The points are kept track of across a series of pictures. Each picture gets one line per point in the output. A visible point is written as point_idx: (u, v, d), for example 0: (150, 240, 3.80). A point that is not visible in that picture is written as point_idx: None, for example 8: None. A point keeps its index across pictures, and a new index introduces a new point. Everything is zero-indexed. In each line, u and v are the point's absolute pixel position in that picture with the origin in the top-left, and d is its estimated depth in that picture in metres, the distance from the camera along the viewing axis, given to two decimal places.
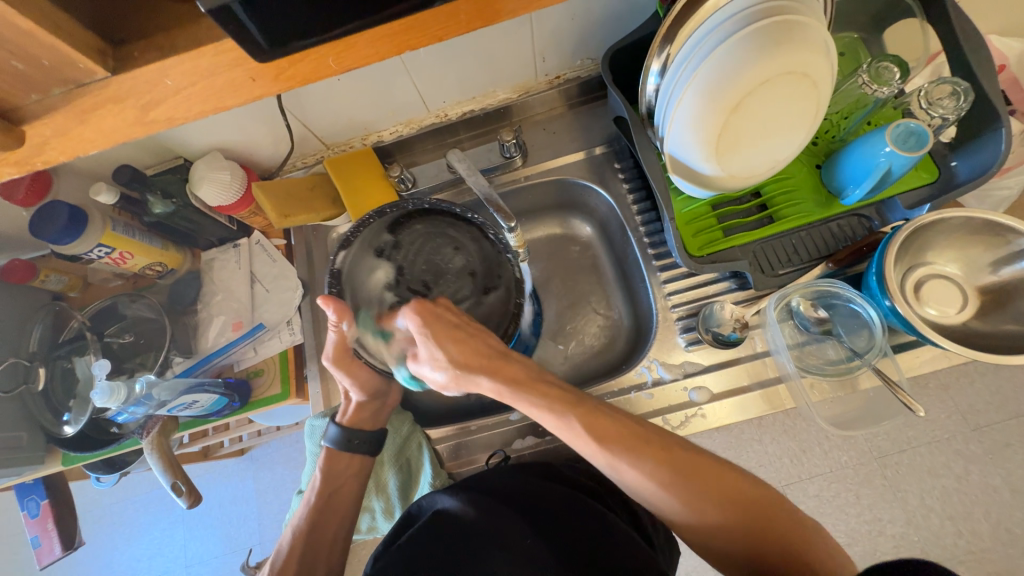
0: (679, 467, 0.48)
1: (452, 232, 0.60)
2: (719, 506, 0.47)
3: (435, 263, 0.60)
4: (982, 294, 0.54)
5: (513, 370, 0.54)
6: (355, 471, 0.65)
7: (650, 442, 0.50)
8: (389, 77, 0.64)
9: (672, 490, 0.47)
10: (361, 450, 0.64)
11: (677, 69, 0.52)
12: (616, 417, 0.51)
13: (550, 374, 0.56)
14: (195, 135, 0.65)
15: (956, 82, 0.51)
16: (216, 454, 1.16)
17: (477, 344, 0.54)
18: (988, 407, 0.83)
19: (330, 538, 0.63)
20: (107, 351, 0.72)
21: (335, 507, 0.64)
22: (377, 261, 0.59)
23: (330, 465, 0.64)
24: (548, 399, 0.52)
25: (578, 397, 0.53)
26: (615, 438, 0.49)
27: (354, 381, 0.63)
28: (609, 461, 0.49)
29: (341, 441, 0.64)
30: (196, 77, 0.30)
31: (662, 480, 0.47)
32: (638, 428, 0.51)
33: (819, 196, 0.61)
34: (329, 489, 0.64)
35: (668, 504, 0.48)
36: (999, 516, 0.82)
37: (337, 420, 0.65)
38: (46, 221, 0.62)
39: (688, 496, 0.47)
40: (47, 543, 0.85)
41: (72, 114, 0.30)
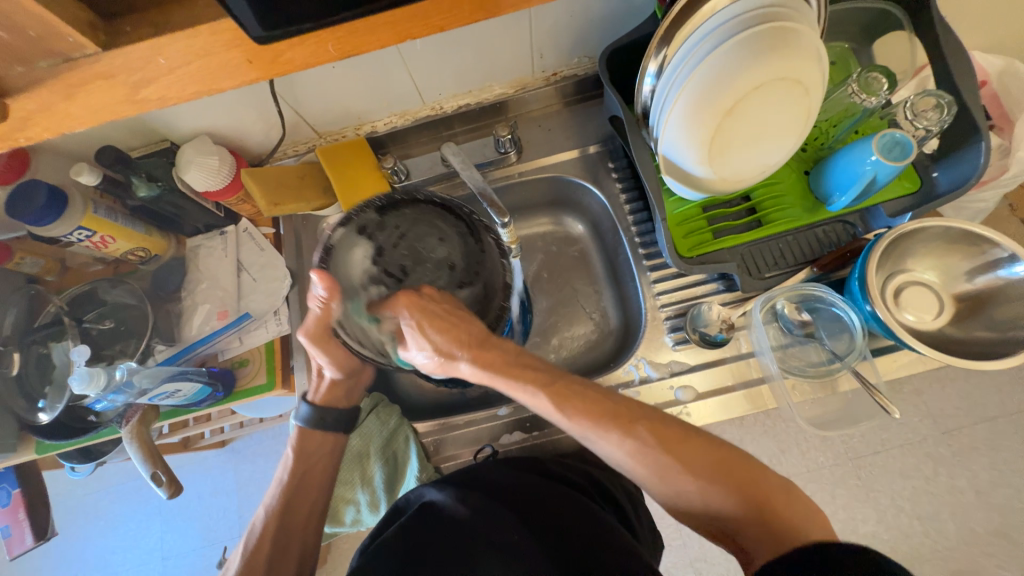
0: (644, 437, 0.48)
1: (442, 220, 0.57)
2: (686, 473, 0.46)
3: (421, 251, 0.57)
4: (959, 301, 0.56)
5: (491, 355, 0.54)
6: (328, 449, 0.65)
7: (617, 412, 0.50)
8: (385, 67, 0.63)
9: (638, 458, 0.48)
10: (336, 429, 0.65)
11: (672, 71, 0.52)
12: (586, 387, 0.53)
13: (528, 355, 0.56)
14: (183, 118, 0.64)
15: (941, 95, 0.52)
16: (196, 445, 1.14)
17: (463, 328, 0.53)
18: (958, 412, 0.87)
19: (305, 513, 0.62)
20: (85, 337, 0.70)
21: (309, 486, 0.63)
22: (363, 242, 0.56)
23: (303, 444, 0.64)
24: (520, 379, 0.53)
25: (552, 374, 0.54)
26: (583, 411, 0.51)
27: (330, 359, 0.61)
28: (584, 431, 0.50)
29: (312, 420, 0.64)
30: (191, 56, 0.29)
31: (629, 450, 0.48)
32: (604, 401, 0.51)
33: (807, 202, 0.62)
34: (300, 469, 0.63)
35: (638, 473, 0.48)
36: (966, 517, 0.85)
37: (308, 399, 0.65)
38: (23, 200, 0.60)
39: (655, 465, 0.47)
40: (18, 533, 0.83)
41: (59, 88, 0.29)
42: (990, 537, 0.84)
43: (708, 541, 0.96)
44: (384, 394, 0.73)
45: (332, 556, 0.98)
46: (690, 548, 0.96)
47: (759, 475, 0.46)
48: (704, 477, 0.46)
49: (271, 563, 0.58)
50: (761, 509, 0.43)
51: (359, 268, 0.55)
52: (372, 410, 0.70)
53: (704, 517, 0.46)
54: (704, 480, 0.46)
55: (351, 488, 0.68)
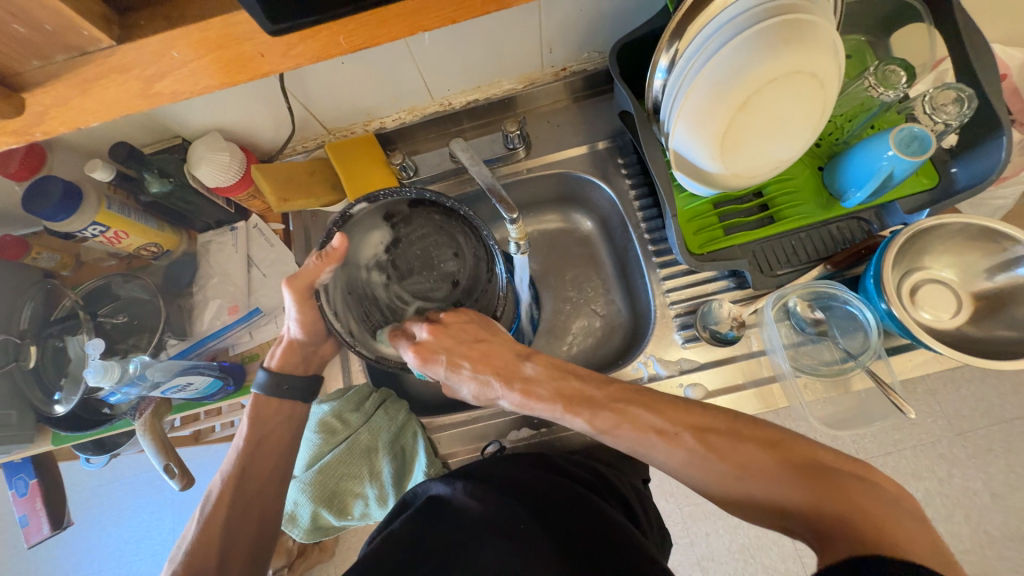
0: (702, 441, 0.45)
1: (465, 238, 0.58)
2: (744, 476, 0.43)
3: (432, 260, 0.58)
4: (977, 300, 0.55)
5: (536, 387, 0.52)
6: (289, 419, 0.64)
7: (675, 417, 0.47)
8: (394, 62, 0.63)
9: (693, 467, 0.45)
10: (291, 396, 0.63)
11: (684, 64, 0.51)
12: (626, 390, 0.50)
13: (569, 376, 0.52)
14: (195, 114, 0.64)
15: (961, 88, 0.51)
16: (207, 439, 1.16)
17: (496, 351, 0.54)
18: (973, 413, 0.85)
19: (265, 476, 0.61)
20: (100, 331, 0.71)
21: (266, 454, 0.62)
22: (382, 229, 0.57)
23: (258, 413, 0.62)
24: (547, 398, 0.51)
25: (591, 393, 0.50)
26: (621, 423, 0.48)
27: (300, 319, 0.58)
28: (628, 446, 0.48)
29: (268, 386, 0.62)
30: (204, 49, 0.30)
31: (679, 460, 0.45)
32: (655, 407, 0.48)
33: (820, 198, 0.61)
34: (257, 435, 0.61)
35: (693, 480, 0.45)
36: (980, 520, 0.84)
37: (267, 364, 0.63)
38: (39, 196, 0.61)
39: (709, 472, 0.44)
40: (35, 522, 0.85)
41: (73, 82, 0.29)
42: (1006, 540, 0.83)
43: (716, 541, 0.95)
44: (392, 389, 0.73)
45: (340, 550, 0.99)
46: (697, 547, 0.96)
47: (827, 468, 0.41)
48: (780, 472, 0.42)
49: (228, 529, 0.57)
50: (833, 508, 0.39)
51: (368, 253, 0.57)
52: (380, 405, 0.69)
53: (767, 515, 0.42)
54: (767, 480, 0.42)
55: (359, 482, 0.66)
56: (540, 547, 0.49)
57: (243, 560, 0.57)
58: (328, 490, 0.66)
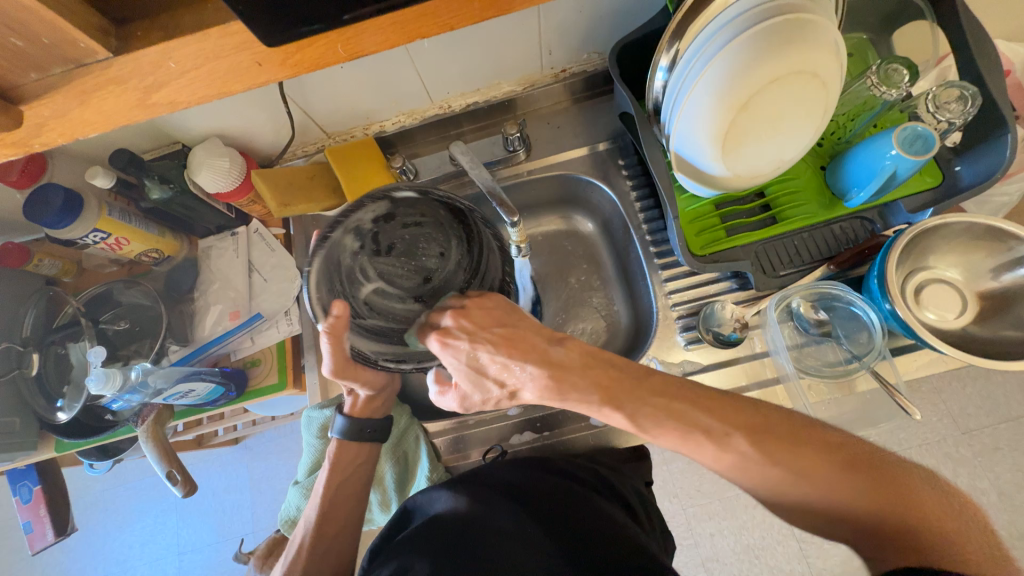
0: (766, 446, 0.42)
1: (457, 244, 0.59)
2: (800, 482, 0.41)
3: (414, 249, 0.59)
4: (982, 300, 0.55)
5: (570, 376, 0.49)
6: (366, 459, 0.64)
7: (736, 420, 0.44)
8: (393, 65, 0.63)
9: (764, 469, 0.42)
10: (373, 440, 0.63)
11: (685, 65, 0.51)
12: (672, 396, 0.47)
13: (603, 366, 0.49)
14: (194, 120, 0.64)
15: (964, 86, 0.51)
16: (210, 442, 1.16)
17: (523, 338, 0.51)
18: (978, 411, 0.85)
19: (341, 523, 0.62)
20: (102, 337, 0.71)
21: (343, 498, 0.63)
22: (383, 207, 0.52)
23: (338, 456, 0.63)
24: (584, 389, 0.48)
25: (629, 385, 0.48)
26: (655, 420, 0.46)
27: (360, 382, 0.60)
28: (672, 446, 0.46)
29: (351, 432, 0.62)
30: (200, 59, 0.29)
31: (728, 464, 0.43)
32: (698, 410, 0.45)
33: (823, 197, 0.61)
34: (337, 481, 0.62)
35: (743, 483, 0.44)
36: (987, 519, 0.83)
37: (342, 411, 0.64)
38: (40, 203, 0.61)
39: (749, 473, 0.43)
40: (40, 528, 0.85)
41: (71, 94, 0.29)
42: (1013, 539, 0.82)
43: (720, 542, 0.95)
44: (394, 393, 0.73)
45: None
46: (702, 547, 0.95)
47: (900, 475, 0.40)
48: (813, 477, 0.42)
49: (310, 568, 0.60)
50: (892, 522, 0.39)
51: (356, 219, 0.51)
52: None
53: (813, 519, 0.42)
54: (834, 485, 0.40)
55: None
56: (544, 546, 0.49)
57: None
58: None
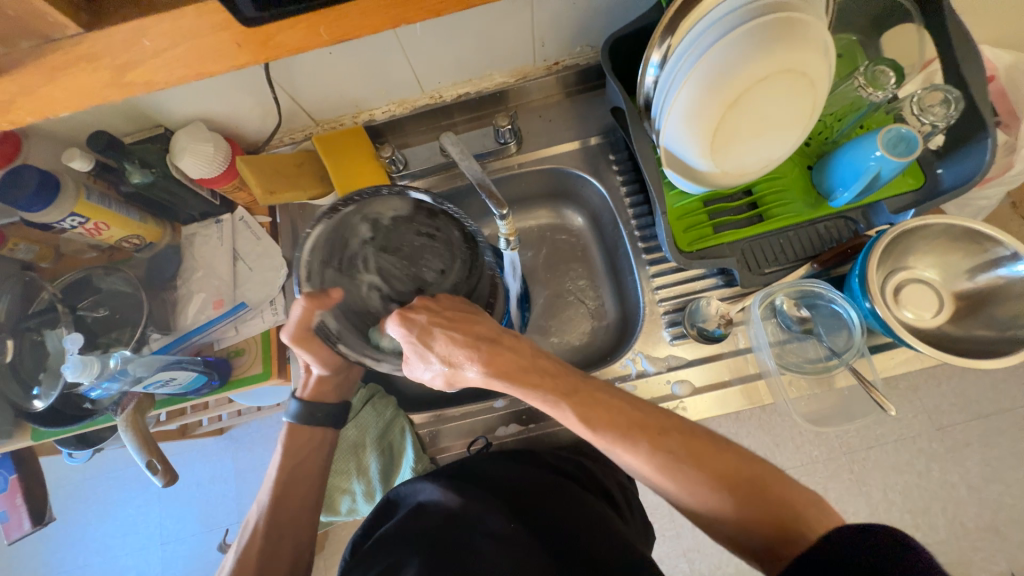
0: (673, 449, 0.46)
1: (459, 266, 0.60)
2: (719, 489, 0.44)
3: (417, 260, 0.59)
4: (958, 300, 0.56)
5: (504, 359, 0.52)
6: (316, 441, 0.65)
7: (646, 424, 0.48)
8: (382, 51, 0.62)
9: (668, 473, 0.46)
10: (325, 423, 0.65)
11: (677, 60, 0.51)
12: (609, 396, 0.51)
13: (546, 358, 0.53)
14: (177, 103, 0.63)
15: (948, 89, 0.52)
16: (194, 433, 1.15)
17: (471, 326, 0.53)
18: (952, 408, 0.87)
19: (298, 506, 0.63)
20: (80, 324, 0.69)
21: (299, 478, 0.63)
22: (402, 204, 0.57)
23: (292, 438, 0.64)
24: (541, 387, 0.51)
25: (572, 381, 0.52)
26: (606, 421, 0.48)
27: (313, 357, 0.60)
28: (607, 444, 0.48)
29: (302, 415, 0.64)
30: (177, 38, 0.28)
31: (657, 464, 0.46)
32: (630, 410, 0.49)
33: (809, 196, 0.62)
34: (290, 464, 0.63)
35: (668, 487, 0.46)
36: (956, 511, 0.86)
37: (297, 394, 0.65)
38: (14, 185, 0.59)
39: (687, 479, 0.45)
40: (16, 518, 0.83)
41: (40, 71, 0.28)
42: (980, 531, 0.85)
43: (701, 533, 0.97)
44: (381, 385, 0.73)
45: (329, 544, 0.98)
46: (684, 538, 0.97)
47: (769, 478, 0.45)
48: (738, 485, 0.44)
49: (263, 557, 0.59)
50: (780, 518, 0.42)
51: (375, 209, 0.57)
52: (367, 401, 0.70)
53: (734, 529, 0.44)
54: (732, 493, 0.44)
55: (347, 478, 0.68)
56: (530, 545, 0.49)
57: None
58: None
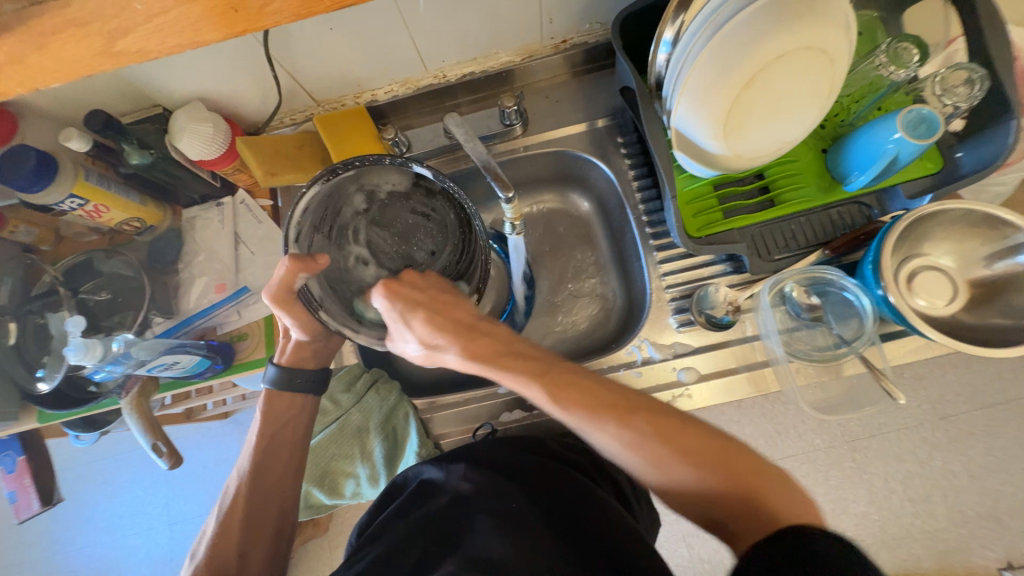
0: (644, 426, 0.47)
1: (450, 250, 0.58)
2: (686, 463, 0.45)
3: (409, 238, 0.58)
4: (973, 288, 0.55)
5: (479, 344, 0.52)
6: (300, 410, 0.65)
7: (615, 403, 0.49)
8: (384, 28, 0.60)
9: (637, 449, 0.46)
10: (304, 390, 0.64)
11: (690, 37, 0.49)
12: (581, 377, 0.51)
13: (520, 343, 0.54)
14: (175, 82, 0.61)
15: (973, 68, 0.50)
16: (198, 416, 1.16)
17: (449, 313, 0.52)
18: (957, 398, 0.87)
19: (279, 474, 0.63)
20: (83, 308, 0.69)
21: (280, 446, 0.63)
22: (402, 179, 0.57)
23: (270, 408, 0.64)
24: (512, 369, 0.51)
25: (546, 364, 0.52)
26: (579, 399, 0.49)
27: (295, 321, 0.59)
28: (579, 422, 0.48)
29: (281, 381, 0.63)
30: (171, 3, 0.27)
31: (626, 441, 0.47)
32: (601, 391, 0.50)
33: (822, 181, 0.60)
34: (270, 432, 0.63)
35: (634, 463, 0.47)
36: (957, 500, 0.86)
37: (275, 360, 0.64)
38: (11, 166, 0.58)
39: (654, 454, 0.46)
40: (24, 499, 0.84)
41: (28, 37, 0.27)
42: (980, 520, 0.85)
43: None
44: (385, 369, 0.73)
45: (333, 526, 0.99)
46: (684, 524, 0.98)
47: (761, 460, 0.45)
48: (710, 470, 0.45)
49: (248, 522, 0.60)
50: (757, 500, 0.42)
51: (374, 181, 0.57)
52: (371, 385, 0.70)
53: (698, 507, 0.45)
54: (705, 470, 0.45)
55: (350, 461, 0.68)
56: (530, 526, 0.49)
57: (265, 548, 0.60)
58: (318, 469, 0.68)
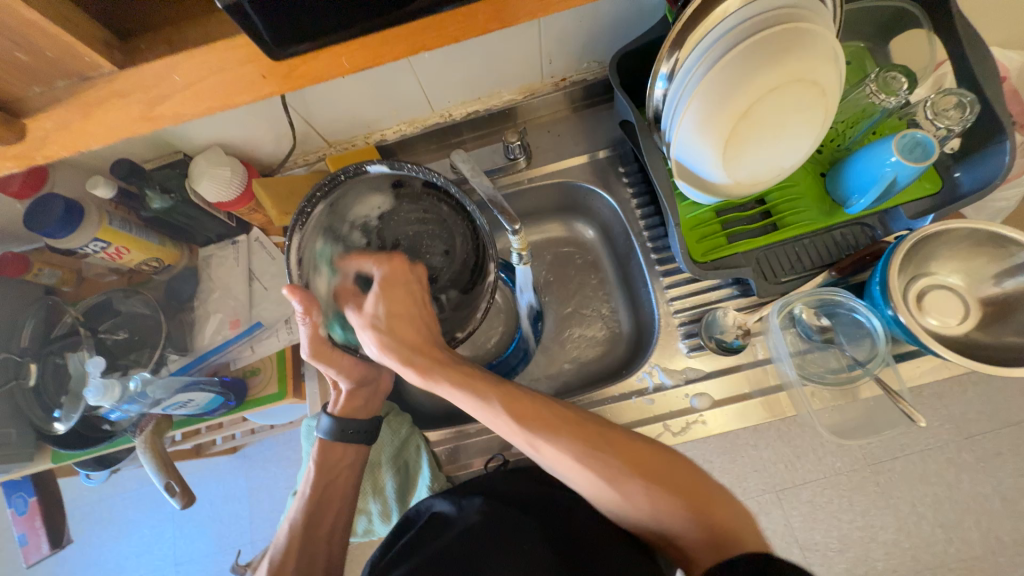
0: (594, 438, 0.50)
1: (460, 241, 0.59)
2: (633, 475, 0.48)
3: (417, 246, 0.59)
4: (985, 306, 0.55)
5: (442, 357, 0.55)
6: (353, 460, 0.65)
7: (563, 418, 0.51)
8: (394, 75, 0.63)
9: (585, 462, 0.49)
10: (357, 439, 0.64)
11: (684, 75, 0.51)
12: (530, 396, 0.53)
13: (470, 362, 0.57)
14: (196, 130, 0.65)
15: (962, 94, 0.51)
16: (207, 452, 1.15)
17: (418, 320, 0.56)
18: (980, 416, 0.84)
19: (328, 527, 0.62)
20: (100, 347, 0.70)
21: (331, 498, 0.63)
22: (381, 195, 0.57)
23: (325, 456, 0.63)
24: (466, 384, 0.53)
25: (495, 382, 0.54)
26: (533, 415, 0.51)
27: (338, 370, 0.60)
28: (531, 439, 0.50)
29: (335, 432, 0.63)
30: (206, 73, 0.29)
31: (576, 452, 0.49)
32: (556, 407, 0.52)
33: (823, 204, 0.61)
34: (322, 482, 0.63)
35: (590, 480, 0.49)
36: (990, 525, 0.83)
37: (330, 411, 0.64)
38: (39, 214, 0.61)
39: (604, 466, 0.48)
40: (34, 542, 0.84)
41: (75, 107, 0.30)
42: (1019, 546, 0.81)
43: None
44: (395, 402, 0.73)
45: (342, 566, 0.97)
46: None
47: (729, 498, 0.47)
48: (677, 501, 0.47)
49: None
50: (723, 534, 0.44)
51: (361, 213, 0.57)
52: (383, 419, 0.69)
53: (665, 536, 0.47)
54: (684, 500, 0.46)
55: (362, 498, 0.67)
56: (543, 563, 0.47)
57: None
58: None
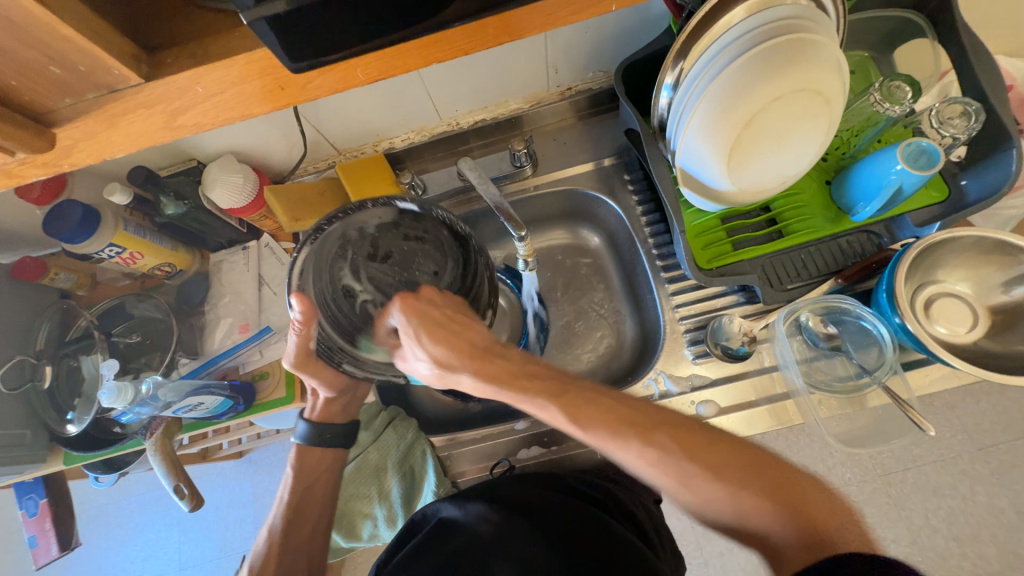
0: (669, 443, 0.46)
1: (452, 266, 0.58)
2: (714, 479, 0.44)
3: (409, 264, 0.59)
4: (993, 314, 0.54)
5: (492, 367, 0.51)
6: (331, 466, 0.66)
7: (632, 420, 0.47)
8: (404, 85, 0.65)
9: (663, 467, 0.45)
10: (334, 443, 0.65)
11: (689, 84, 0.52)
12: (593, 393, 0.49)
13: (534, 362, 0.51)
14: (211, 138, 0.66)
15: (968, 102, 0.52)
16: (215, 455, 1.16)
17: (466, 337, 0.52)
18: (995, 427, 0.82)
19: (310, 528, 0.63)
20: (114, 350, 0.71)
21: (308, 504, 0.64)
22: (384, 212, 0.57)
23: (303, 463, 0.64)
24: (528, 391, 0.49)
25: (563, 382, 0.50)
26: (598, 418, 0.47)
27: (320, 381, 0.62)
28: (602, 444, 0.47)
29: (312, 436, 0.64)
30: (226, 84, 0.31)
31: (650, 459, 0.45)
32: (618, 407, 0.48)
33: (828, 212, 0.61)
34: (302, 487, 0.64)
35: (663, 484, 0.45)
36: (1006, 539, 0.82)
37: (306, 417, 0.65)
38: (58, 220, 0.62)
39: (679, 470, 0.45)
40: (44, 543, 0.84)
41: (102, 117, 0.31)
42: None
43: None
44: (401, 407, 0.73)
45: None
46: None
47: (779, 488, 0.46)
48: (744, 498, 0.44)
49: None
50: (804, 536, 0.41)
51: (360, 221, 0.56)
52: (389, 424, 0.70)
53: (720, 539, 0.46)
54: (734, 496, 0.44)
55: (369, 502, 0.68)
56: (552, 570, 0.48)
57: None
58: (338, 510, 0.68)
